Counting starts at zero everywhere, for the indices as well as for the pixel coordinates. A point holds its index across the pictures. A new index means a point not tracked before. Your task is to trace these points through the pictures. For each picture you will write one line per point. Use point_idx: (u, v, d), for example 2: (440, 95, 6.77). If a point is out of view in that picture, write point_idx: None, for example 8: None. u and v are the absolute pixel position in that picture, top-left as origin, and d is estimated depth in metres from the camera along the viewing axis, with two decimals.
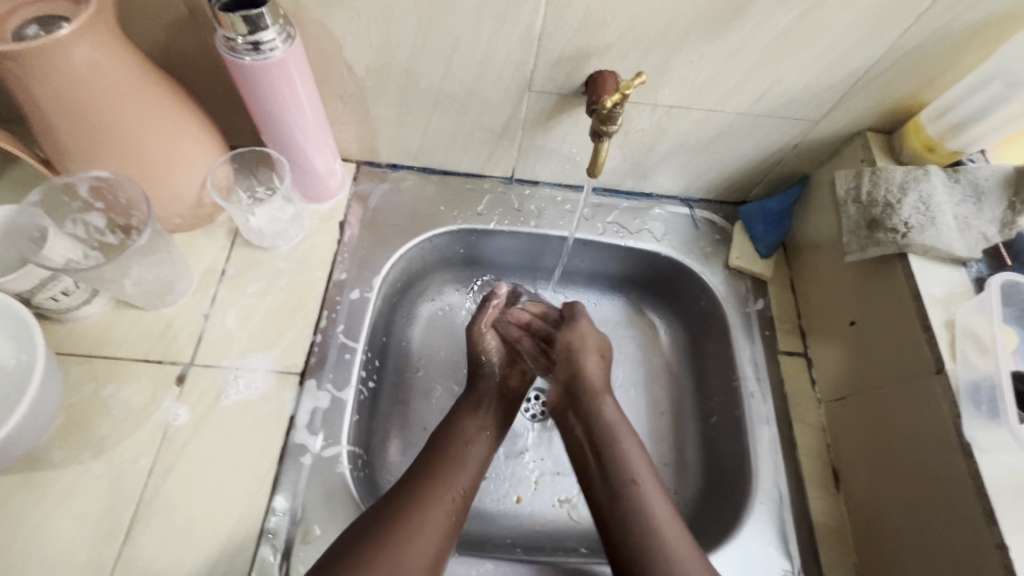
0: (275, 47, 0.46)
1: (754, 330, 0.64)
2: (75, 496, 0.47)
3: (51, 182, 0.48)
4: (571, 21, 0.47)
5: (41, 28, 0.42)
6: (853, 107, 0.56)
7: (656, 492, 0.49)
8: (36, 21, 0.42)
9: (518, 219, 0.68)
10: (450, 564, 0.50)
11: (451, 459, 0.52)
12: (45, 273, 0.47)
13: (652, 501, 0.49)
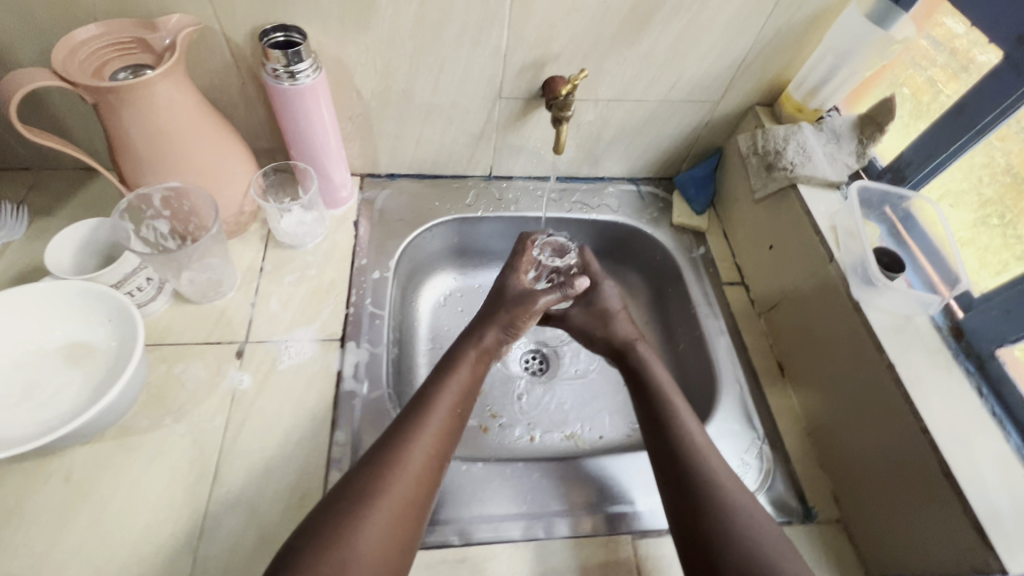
0: (306, 74, 0.60)
1: (700, 269, 0.80)
2: (166, 451, 0.55)
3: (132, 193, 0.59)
4: (527, 40, 0.64)
5: (129, 72, 0.55)
6: (741, 87, 0.75)
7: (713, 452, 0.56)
8: (125, 69, 0.55)
9: (500, 206, 0.83)
10: (487, 466, 0.60)
11: (428, 430, 0.54)
12: (132, 262, 0.58)
13: (690, 426, 0.58)
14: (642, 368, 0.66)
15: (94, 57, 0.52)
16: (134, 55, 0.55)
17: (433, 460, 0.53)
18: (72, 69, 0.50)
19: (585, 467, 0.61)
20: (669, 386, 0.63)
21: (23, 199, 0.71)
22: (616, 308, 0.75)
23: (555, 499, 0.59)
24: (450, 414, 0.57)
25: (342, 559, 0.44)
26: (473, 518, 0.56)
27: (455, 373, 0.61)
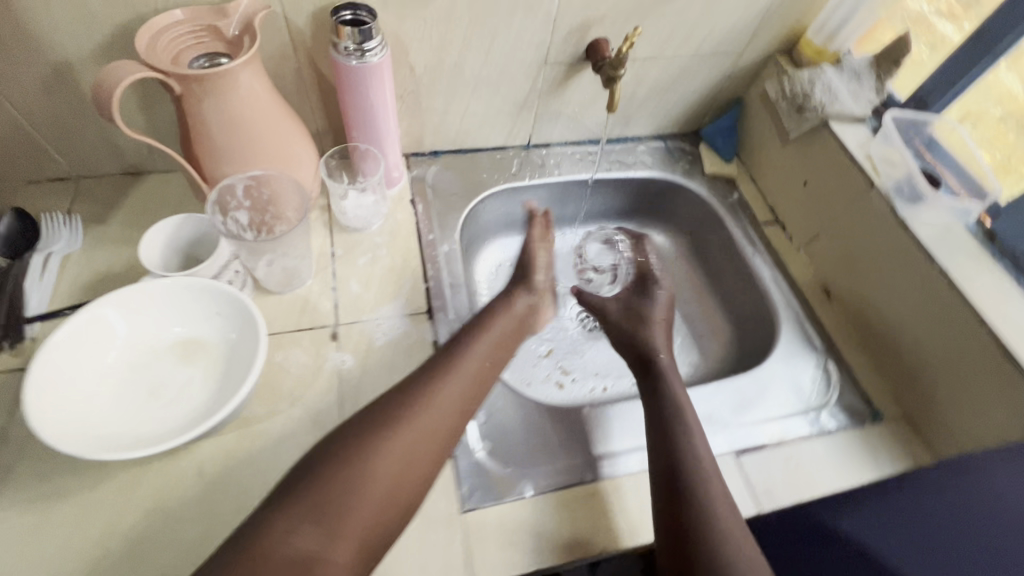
0: (375, 53, 0.60)
1: (738, 213, 0.86)
2: (289, 434, 0.57)
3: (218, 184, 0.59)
4: (576, 4, 0.67)
5: (205, 61, 0.55)
6: (763, 37, 0.80)
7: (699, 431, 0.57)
8: (202, 57, 0.55)
9: (544, 172, 0.85)
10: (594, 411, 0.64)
11: (455, 381, 0.55)
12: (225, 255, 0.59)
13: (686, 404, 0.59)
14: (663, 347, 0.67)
15: (173, 44, 0.52)
16: (209, 47, 0.55)
17: (453, 409, 0.54)
18: (151, 58, 0.50)
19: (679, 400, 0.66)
20: (675, 376, 0.63)
21: (70, 208, 0.69)
22: (658, 314, 0.71)
23: None
24: (481, 369, 0.57)
25: (355, 475, 0.46)
26: (592, 458, 0.60)
27: (488, 332, 0.61)
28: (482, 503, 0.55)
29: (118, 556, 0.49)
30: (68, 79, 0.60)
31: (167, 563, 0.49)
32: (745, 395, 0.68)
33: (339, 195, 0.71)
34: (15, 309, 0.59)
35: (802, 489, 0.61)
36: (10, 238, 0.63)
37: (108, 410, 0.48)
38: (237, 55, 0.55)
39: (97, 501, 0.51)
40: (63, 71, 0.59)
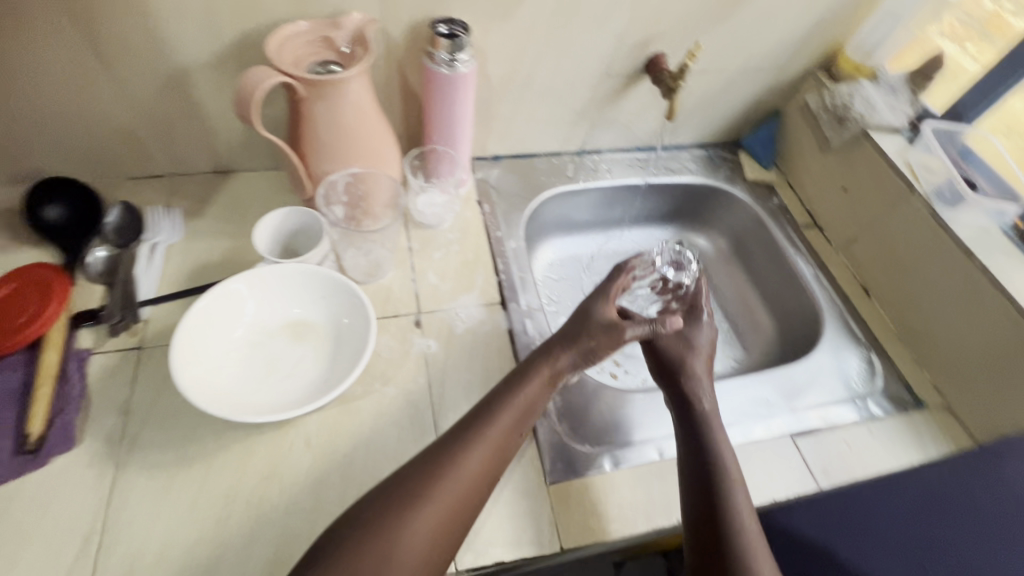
0: (464, 63, 0.65)
1: (779, 216, 0.91)
2: (385, 411, 0.61)
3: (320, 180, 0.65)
4: (641, 22, 0.73)
5: (318, 67, 0.61)
6: (804, 53, 0.86)
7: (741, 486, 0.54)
8: (317, 64, 0.61)
9: (597, 176, 0.91)
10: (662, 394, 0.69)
11: (478, 455, 0.51)
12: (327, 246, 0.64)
13: (726, 454, 0.57)
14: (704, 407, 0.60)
15: (294, 51, 0.59)
16: (325, 58, 0.61)
17: (475, 485, 0.50)
18: (278, 61, 0.56)
19: (737, 386, 0.71)
20: (714, 419, 0.60)
21: (168, 203, 0.74)
22: (702, 347, 0.66)
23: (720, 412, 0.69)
24: (507, 438, 0.54)
25: (382, 554, 0.45)
26: (661, 437, 0.65)
27: (520, 393, 0.56)
28: (567, 475, 0.60)
29: (241, 517, 0.53)
30: (183, 83, 0.65)
31: (285, 525, 0.53)
32: (797, 383, 0.72)
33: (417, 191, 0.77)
34: (129, 292, 0.64)
35: (855, 469, 0.65)
36: (120, 229, 0.69)
37: (234, 382, 0.54)
38: (348, 63, 0.60)
39: (216, 468, 0.55)
40: (181, 75, 0.64)
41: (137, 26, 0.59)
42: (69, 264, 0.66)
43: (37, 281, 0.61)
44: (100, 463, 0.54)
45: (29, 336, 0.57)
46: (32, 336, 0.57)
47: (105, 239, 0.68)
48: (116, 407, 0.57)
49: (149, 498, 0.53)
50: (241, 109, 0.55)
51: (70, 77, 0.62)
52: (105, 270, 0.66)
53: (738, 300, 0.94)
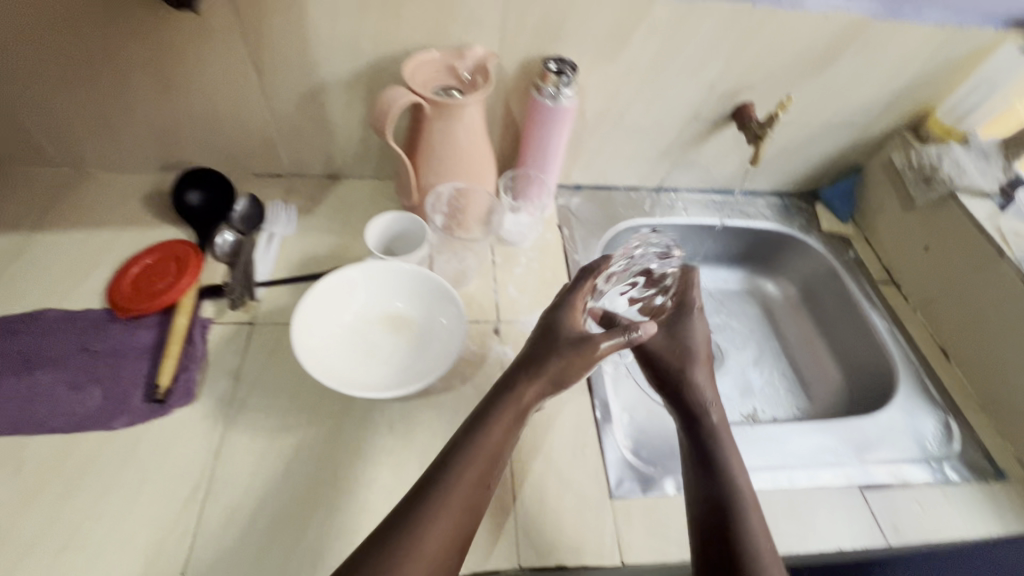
0: (566, 97, 0.71)
1: (854, 270, 0.91)
2: (462, 407, 0.65)
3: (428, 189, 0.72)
4: (734, 73, 0.77)
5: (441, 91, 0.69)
6: (891, 114, 0.88)
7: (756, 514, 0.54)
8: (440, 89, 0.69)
9: (673, 213, 0.95)
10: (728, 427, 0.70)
11: (451, 508, 0.47)
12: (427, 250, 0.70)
13: (739, 480, 0.56)
14: (711, 438, 0.59)
15: (424, 76, 0.67)
16: (447, 84, 0.69)
17: (455, 540, 0.46)
18: (412, 85, 0.64)
19: (805, 431, 0.71)
20: (724, 431, 0.60)
21: (285, 199, 0.83)
22: (701, 353, 0.66)
23: (787, 454, 0.69)
24: (473, 490, 0.48)
25: None
26: None
27: (484, 437, 0.50)
28: (631, 494, 0.61)
29: (329, 487, 0.57)
30: (319, 97, 0.74)
31: (366, 501, 0.57)
32: (867, 436, 0.72)
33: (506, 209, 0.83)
34: (249, 272, 0.71)
35: (928, 532, 0.63)
36: (246, 219, 0.78)
37: (338, 361, 0.59)
38: (472, 89, 0.68)
39: (310, 439, 0.60)
40: (318, 90, 0.74)
41: (292, 47, 0.68)
42: (203, 244, 0.75)
43: (177, 255, 0.71)
44: (212, 420, 0.60)
45: (165, 302, 0.66)
46: (166, 304, 0.66)
47: (232, 225, 0.76)
48: (228, 373, 0.64)
49: (250, 458, 0.58)
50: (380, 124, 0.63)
51: (228, 85, 0.72)
52: (230, 252, 0.74)
53: (805, 348, 0.94)
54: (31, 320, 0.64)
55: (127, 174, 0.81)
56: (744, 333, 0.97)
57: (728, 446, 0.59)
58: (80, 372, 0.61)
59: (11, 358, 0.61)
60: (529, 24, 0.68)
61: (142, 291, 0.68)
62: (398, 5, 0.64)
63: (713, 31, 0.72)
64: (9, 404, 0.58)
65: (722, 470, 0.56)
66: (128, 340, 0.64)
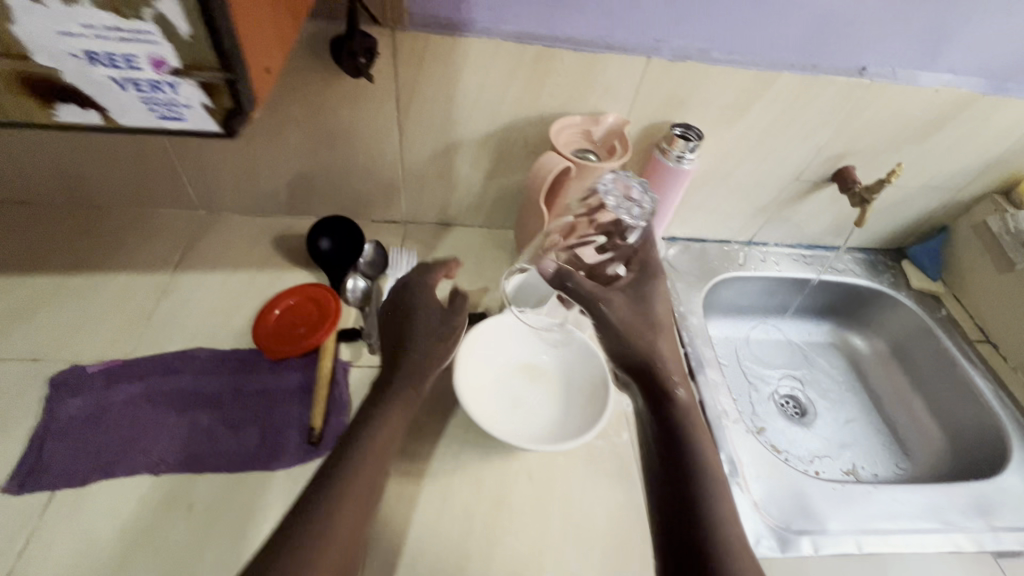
0: (688, 161, 0.75)
1: (949, 328, 0.93)
2: (596, 459, 0.66)
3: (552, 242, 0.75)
4: (839, 140, 0.81)
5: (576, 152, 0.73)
6: (984, 179, 0.90)
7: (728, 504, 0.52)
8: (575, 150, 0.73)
9: (765, 266, 0.97)
10: (852, 486, 0.70)
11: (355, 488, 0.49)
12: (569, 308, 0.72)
13: (716, 470, 0.55)
14: (680, 418, 0.58)
15: (566, 138, 0.72)
16: (583, 147, 0.74)
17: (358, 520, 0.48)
18: (557, 145, 0.71)
19: (927, 494, 0.71)
20: (693, 414, 0.59)
21: (402, 245, 0.87)
22: (664, 323, 0.63)
23: (912, 517, 0.69)
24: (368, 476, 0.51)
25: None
26: (854, 530, 0.66)
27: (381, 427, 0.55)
28: (772, 553, 0.62)
29: (479, 536, 0.59)
30: (450, 153, 0.79)
31: (513, 551, 0.58)
32: (988, 500, 0.71)
33: None
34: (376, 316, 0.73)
35: None
36: (371, 264, 0.80)
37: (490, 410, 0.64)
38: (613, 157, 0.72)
39: (455, 486, 0.62)
40: (449, 147, 0.78)
41: (435, 110, 0.73)
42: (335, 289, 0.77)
43: (313, 298, 0.74)
44: None
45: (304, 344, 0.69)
46: (306, 348, 0.69)
47: (359, 270, 0.79)
48: None
49: (401, 504, 0.60)
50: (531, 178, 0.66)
51: (367, 142, 0.77)
52: (362, 297, 0.77)
53: (899, 404, 0.94)
54: (185, 358, 0.67)
55: (255, 217, 0.86)
56: (833, 387, 0.98)
57: (702, 436, 0.57)
58: (237, 411, 0.63)
59: (173, 396, 0.64)
60: (661, 92, 0.72)
61: (284, 334, 0.71)
62: (544, 75, 0.69)
63: (830, 102, 0.76)
64: (175, 441, 0.60)
65: (694, 460, 0.55)
66: (278, 382, 0.66)
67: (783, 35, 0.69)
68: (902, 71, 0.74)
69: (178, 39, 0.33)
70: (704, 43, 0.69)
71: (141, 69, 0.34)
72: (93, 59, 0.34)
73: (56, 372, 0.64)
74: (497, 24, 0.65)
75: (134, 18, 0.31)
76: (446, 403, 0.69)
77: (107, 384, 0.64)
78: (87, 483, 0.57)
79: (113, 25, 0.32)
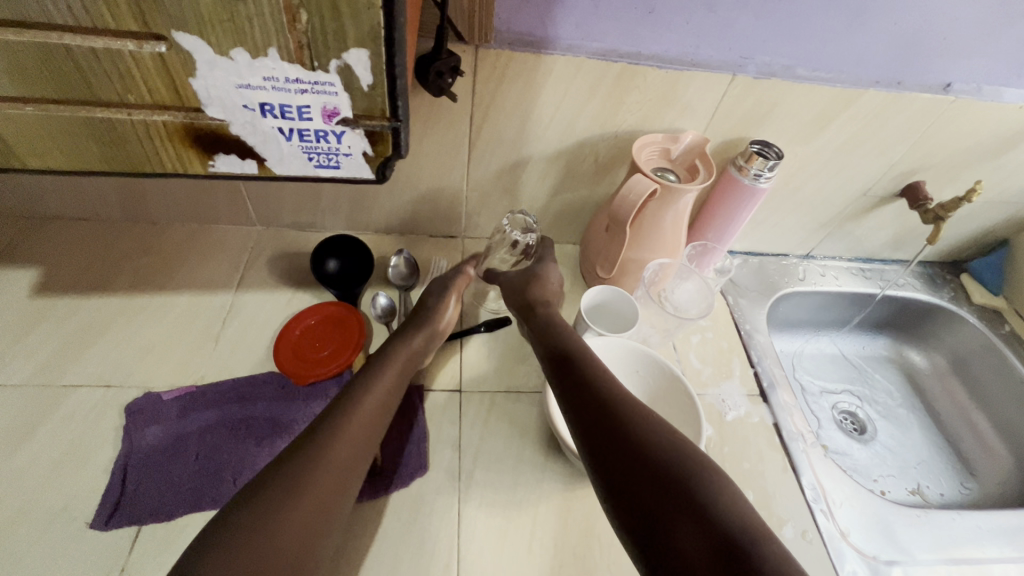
0: (765, 179, 0.72)
1: (1014, 345, 0.91)
2: None
3: (626, 258, 0.73)
4: (913, 156, 0.79)
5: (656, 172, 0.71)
6: None
7: (610, 379, 0.57)
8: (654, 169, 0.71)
9: (824, 281, 0.96)
10: (936, 513, 0.69)
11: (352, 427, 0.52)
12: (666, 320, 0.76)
13: (592, 359, 0.60)
14: (549, 325, 0.67)
15: (645, 158, 0.70)
16: (661, 165, 0.71)
17: (355, 448, 0.52)
18: (637, 167, 0.68)
19: (1009, 519, 0.70)
20: (566, 326, 0.67)
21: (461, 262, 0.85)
22: (553, 285, 0.75)
23: (996, 543, 0.68)
24: (360, 432, 0.53)
25: (270, 527, 0.44)
26: (940, 559, 0.65)
27: (382, 375, 0.59)
28: None
29: (571, 569, 0.58)
30: (517, 170, 0.77)
31: None
32: None
33: (686, 273, 0.81)
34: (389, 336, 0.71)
35: None
36: (399, 277, 0.79)
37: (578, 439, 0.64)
38: (695, 177, 0.70)
39: (542, 515, 0.61)
40: (517, 165, 0.76)
41: (508, 128, 0.71)
42: (356, 303, 0.76)
43: (336, 320, 0.72)
44: (449, 493, 0.61)
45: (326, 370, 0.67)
46: (330, 372, 0.66)
47: (390, 284, 0.79)
48: (451, 444, 0.65)
49: (490, 535, 0.59)
50: (625, 215, 0.65)
51: (433, 159, 0.75)
52: (385, 313, 0.75)
53: (960, 419, 0.93)
54: (256, 384, 0.66)
55: (313, 233, 0.84)
56: (891, 403, 0.96)
57: (576, 339, 0.64)
58: None
59: (252, 423, 0.62)
60: (741, 109, 0.71)
61: (305, 354, 0.68)
62: (624, 93, 0.67)
63: (911, 119, 0.73)
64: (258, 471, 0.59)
65: (576, 357, 0.61)
66: None
67: (872, 52, 0.66)
68: (988, 87, 0.71)
69: (359, 91, 0.41)
70: (790, 60, 0.67)
71: (312, 118, 0.43)
72: (268, 111, 0.42)
73: (131, 400, 0.63)
74: (582, 41, 0.63)
75: (318, 71, 0.40)
76: (524, 428, 0.68)
77: (183, 412, 0.62)
78: (173, 517, 0.55)
79: (296, 79, 0.40)
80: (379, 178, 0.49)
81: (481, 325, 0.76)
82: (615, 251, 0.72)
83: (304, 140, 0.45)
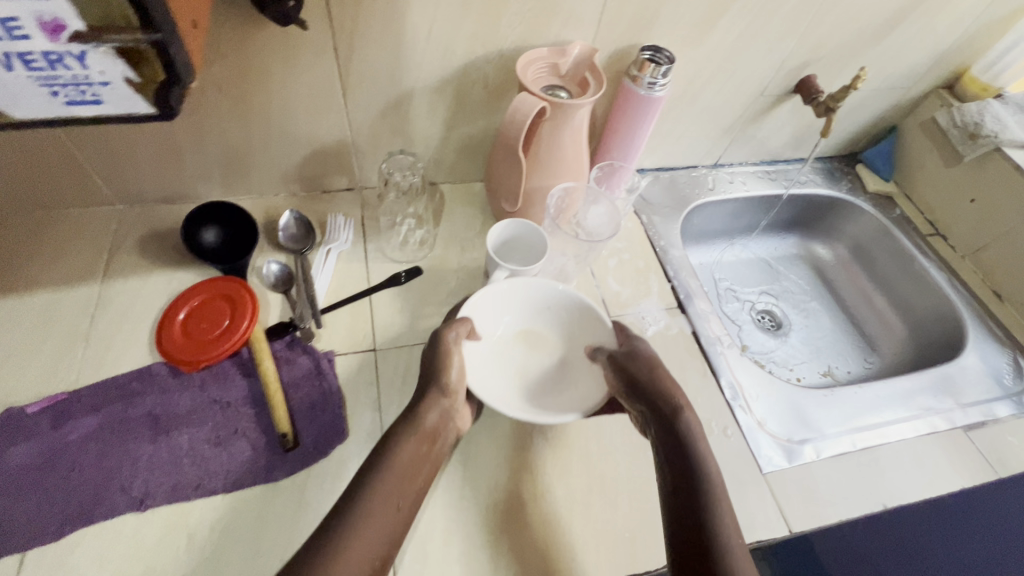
0: (659, 87, 0.69)
1: (904, 226, 0.97)
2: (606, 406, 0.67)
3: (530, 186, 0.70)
4: (800, 49, 0.79)
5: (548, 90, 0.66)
6: (931, 77, 0.91)
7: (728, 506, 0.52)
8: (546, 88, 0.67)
9: (732, 187, 0.97)
10: (840, 389, 0.74)
11: (387, 482, 0.50)
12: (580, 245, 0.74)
13: (711, 466, 0.54)
14: (671, 417, 0.57)
15: (534, 74, 0.66)
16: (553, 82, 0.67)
17: (385, 531, 0.48)
18: (524, 84, 0.63)
19: (902, 385, 0.76)
20: (697, 436, 0.56)
21: (362, 217, 0.78)
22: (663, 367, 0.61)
23: (891, 406, 0.74)
24: (385, 515, 0.48)
25: None
26: (844, 431, 0.70)
27: (408, 452, 0.52)
28: (778, 467, 0.65)
29: (506, 505, 0.58)
30: (401, 107, 0.70)
31: (543, 511, 0.58)
32: (953, 380, 0.78)
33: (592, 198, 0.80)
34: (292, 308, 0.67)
35: None
36: (293, 238, 0.73)
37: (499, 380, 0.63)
38: (586, 91, 0.67)
39: (472, 457, 0.61)
40: (398, 100, 0.69)
41: (376, 58, 0.64)
42: (245, 275, 0.69)
43: (227, 296, 0.65)
44: None
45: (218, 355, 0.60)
46: (221, 356, 0.60)
47: (282, 247, 0.72)
48: (370, 405, 0.62)
49: None
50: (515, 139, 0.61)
51: (302, 104, 0.67)
52: (280, 281, 0.69)
53: (863, 302, 1.00)
54: (145, 377, 0.59)
55: (188, 204, 0.74)
56: (803, 298, 1.02)
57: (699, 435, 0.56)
58: (222, 426, 0.57)
59: (141, 421, 0.56)
60: (626, 11, 0.66)
61: (195, 338, 0.62)
62: (496, 4, 0.61)
63: (794, 7, 0.72)
64: (154, 470, 0.54)
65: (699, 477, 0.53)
66: (232, 396, 0.59)
67: None
68: None
69: None
70: None
71: (28, 35, 0.34)
72: None
73: None
74: None
75: None
76: None
77: (56, 423, 0.55)
78: (62, 536, 0.50)
79: None
80: (160, 111, 0.42)
81: (397, 277, 0.72)
82: (516, 180, 0.68)
83: (31, 66, 0.37)
